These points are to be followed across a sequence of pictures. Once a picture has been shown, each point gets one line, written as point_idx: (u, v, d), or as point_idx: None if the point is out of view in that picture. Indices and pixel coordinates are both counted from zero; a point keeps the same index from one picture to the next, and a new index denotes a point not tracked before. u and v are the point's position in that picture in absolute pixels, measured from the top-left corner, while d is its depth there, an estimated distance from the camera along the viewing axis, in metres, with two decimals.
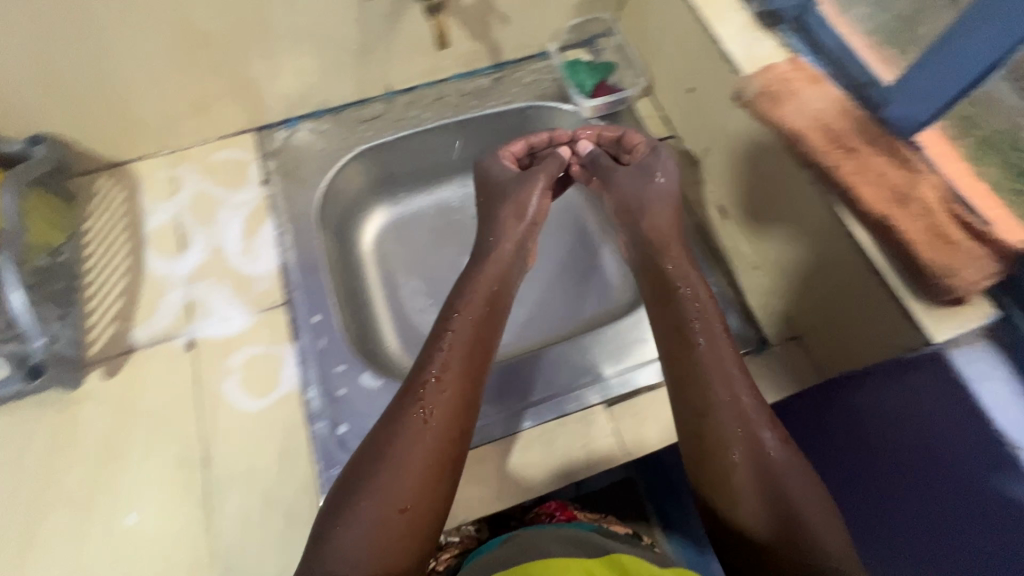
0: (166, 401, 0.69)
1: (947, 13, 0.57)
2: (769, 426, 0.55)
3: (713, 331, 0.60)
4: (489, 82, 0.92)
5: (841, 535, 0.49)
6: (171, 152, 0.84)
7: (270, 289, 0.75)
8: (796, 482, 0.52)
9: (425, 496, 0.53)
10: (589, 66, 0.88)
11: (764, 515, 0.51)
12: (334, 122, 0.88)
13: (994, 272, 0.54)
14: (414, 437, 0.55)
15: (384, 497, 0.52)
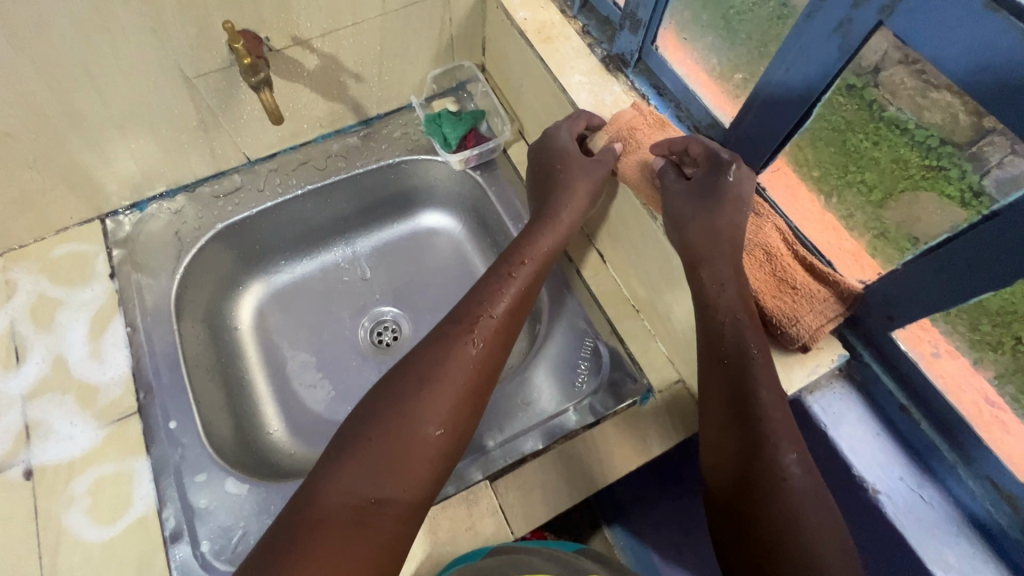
0: (0, 543, 0.61)
1: (762, 59, 0.58)
2: (795, 447, 0.51)
3: (742, 324, 0.56)
4: (357, 140, 0.88)
5: (828, 514, 0.49)
6: (3, 253, 0.76)
7: (121, 395, 0.69)
8: (799, 481, 0.50)
9: (427, 464, 0.54)
10: (456, 116, 0.86)
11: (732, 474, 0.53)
12: (192, 199, 0.82)
13: (836, 315, 0.55)
14: (435, 391, 0.57)
15: (406, 445, 0.54)
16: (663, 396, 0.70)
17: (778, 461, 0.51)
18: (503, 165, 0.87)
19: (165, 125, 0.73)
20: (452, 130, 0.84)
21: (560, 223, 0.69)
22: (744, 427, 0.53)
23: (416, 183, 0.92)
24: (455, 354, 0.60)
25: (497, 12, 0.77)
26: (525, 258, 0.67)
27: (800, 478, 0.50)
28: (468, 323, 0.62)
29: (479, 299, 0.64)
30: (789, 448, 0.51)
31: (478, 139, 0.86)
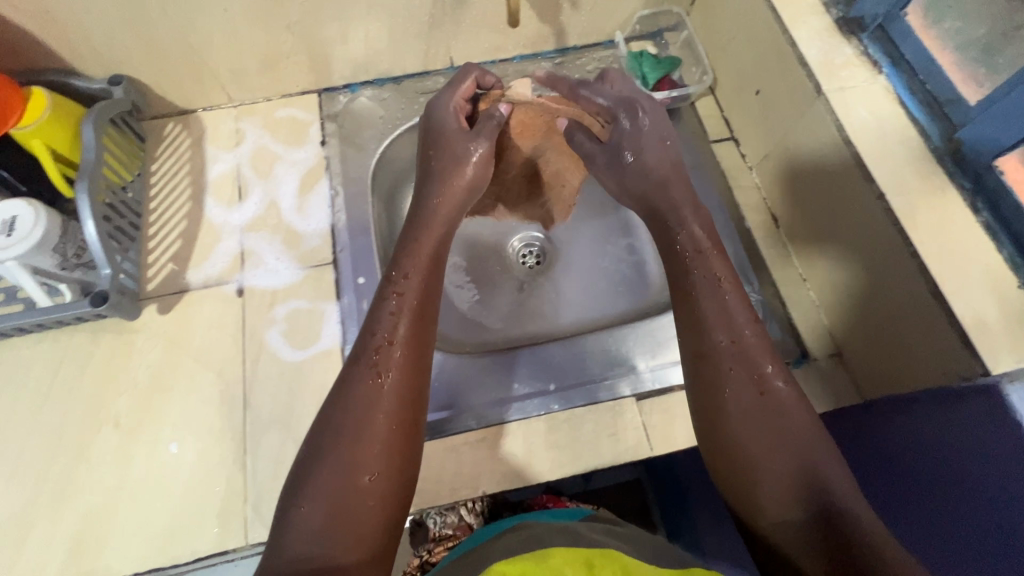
0: (212, 342, 0.71)
1: None
2: (787, 383, 0.53)
3: (739, 336, 0.55)
4: (551, 65, 0.91)
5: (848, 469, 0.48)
6: (237, 105, 0.86)
7: (319, 247, 0.77)
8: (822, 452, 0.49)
9: (394, 455, 0.50)
10: (655, 59, 0.87)
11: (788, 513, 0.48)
12: (396, 91, 0.89)
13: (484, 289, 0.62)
14: (371, 392, 0.51)
15: (348, 493, 0.47)
16: (818, 363, 0.71)
17: (792, 460, 0.49)
18: (689, 116, 0.88)
19: (401, 13, 0.79)
20: (650, 71, 0.86)
21: (451, 187, 0.66)
22: (741, 439, 0.51)
23: None
24: (355, 373, 0.53)
25: None
26: (417, 236, 0.64)
27: (820, 457, 0.49)
28: (366, 359, 0.54)
29: (367, 327, 0.56)
30: (796, 436, 0.50)
31: (671, 86, 0.86)
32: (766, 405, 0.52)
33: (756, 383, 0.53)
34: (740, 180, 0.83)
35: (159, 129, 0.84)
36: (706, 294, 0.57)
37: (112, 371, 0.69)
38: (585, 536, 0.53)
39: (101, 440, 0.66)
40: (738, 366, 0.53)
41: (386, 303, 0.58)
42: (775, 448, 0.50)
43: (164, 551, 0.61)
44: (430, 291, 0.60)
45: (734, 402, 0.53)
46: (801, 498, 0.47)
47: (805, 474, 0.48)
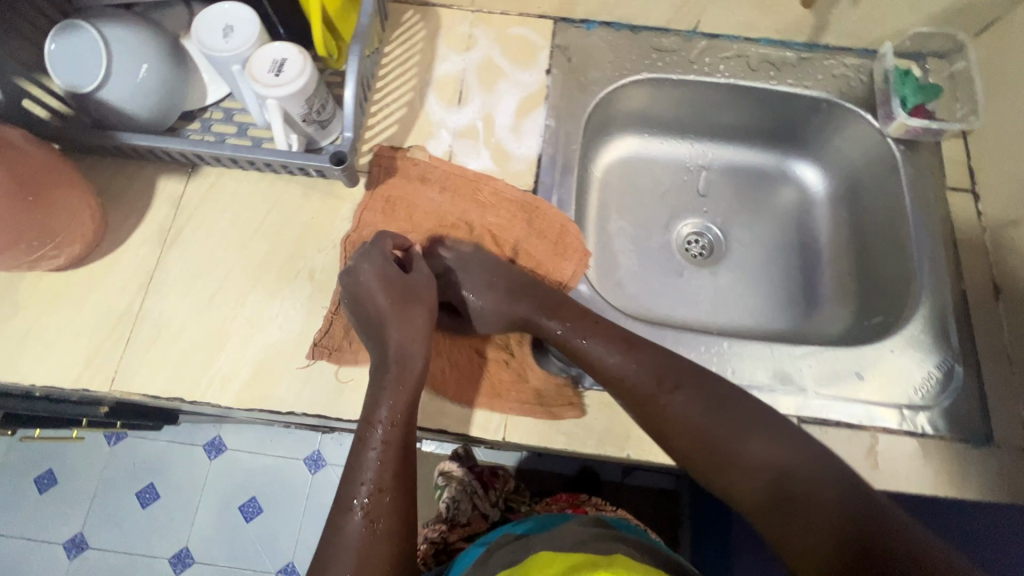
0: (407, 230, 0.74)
1: None
2: (670, 391, 0.61)
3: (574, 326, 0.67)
4: (795, 57, 0.85)
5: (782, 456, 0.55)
6: (475, 10, 0.86)
7: (522, 172, 0.78)
8: (757, 444, 0.56)
9: (393, 523, 0.56)
10: (918, 84, 0.80)
11: (759, 500, 0.55)
12: (630, 40, 0.86)
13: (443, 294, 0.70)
14: (372, 509, 0.56)
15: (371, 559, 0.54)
16: (1000, 452, 0.66)
17: (751, 461, 0.56)
18: (931, 154, 0.80)
19: None
20: (909, 94, 0.79)
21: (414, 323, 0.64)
22: (721, 463, 0.57)
23: (814, 126, 0.89)
24: (349, 498, 0.57)
25: None
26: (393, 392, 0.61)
27: (751, 431, 0.58)
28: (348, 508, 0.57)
29: (348, 486, 0.57)
30: (744, 439, 0.57)
31: (925, 116, 0.79)
32: (694, 431, 0.59)
33: (669, 399, 0.61)
34: (967, 238, 0.76)
35: (401, 13, 0.85)
36: (586, 348, 0.66)
37: (316, 227, 0.73)
38: (528, 546, 0.69)
39: (295, 286, 0.70)
40: (661, 403, 0.61)
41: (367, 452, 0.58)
42: (749, 469, 0.56)
43: (332, 404, 0.65)
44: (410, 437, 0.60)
45: (689, 449, 0.59)
46: (777, 500, 0.54)
47: (774, 472, 0.55)
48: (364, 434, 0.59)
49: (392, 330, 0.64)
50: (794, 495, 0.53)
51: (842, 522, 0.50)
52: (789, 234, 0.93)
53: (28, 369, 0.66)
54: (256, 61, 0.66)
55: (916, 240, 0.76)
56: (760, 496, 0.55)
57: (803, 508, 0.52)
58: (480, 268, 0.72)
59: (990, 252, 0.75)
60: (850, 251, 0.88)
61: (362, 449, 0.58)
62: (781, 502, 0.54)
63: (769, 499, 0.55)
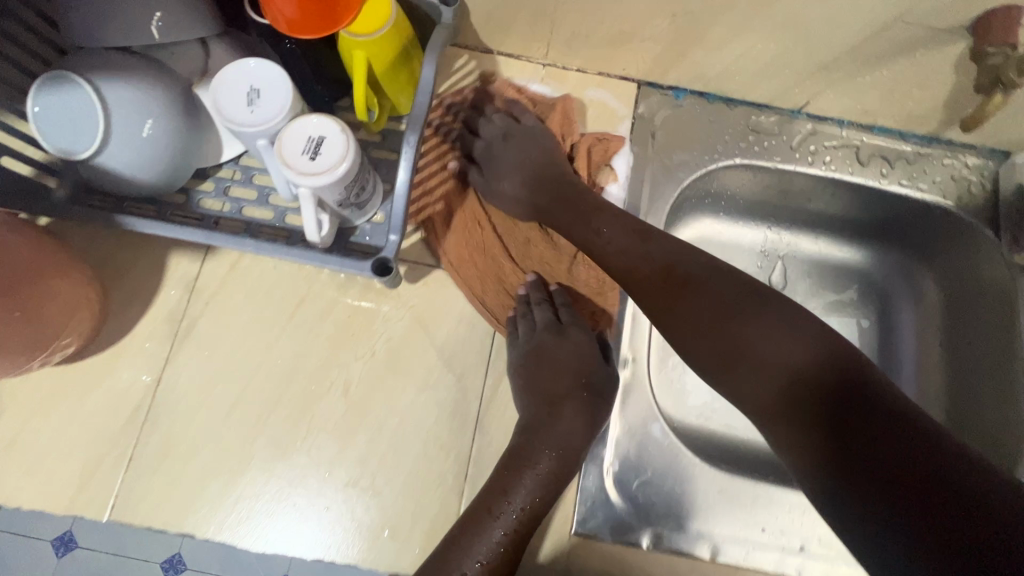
0: (460, 337, 0.64)
1: None
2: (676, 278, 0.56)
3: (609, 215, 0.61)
4: (910, 152, 0.74)
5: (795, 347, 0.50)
6: (548, 66, 0.73)
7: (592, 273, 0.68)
8: (762, 331, 0.51)
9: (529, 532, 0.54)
10: None
11: (776, 390, 0.50)
12: (723, 115, 0.74)
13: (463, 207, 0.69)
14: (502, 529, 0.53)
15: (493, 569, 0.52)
16: None
17: (777, 355, 0.50)
18: None
19: (805, 45, 0.62)
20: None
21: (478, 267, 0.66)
22: (731, 352, 0.53)
23: (919, 228, 0.78)
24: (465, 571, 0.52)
25: None
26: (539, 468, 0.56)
27: (764, 325, 0.52)
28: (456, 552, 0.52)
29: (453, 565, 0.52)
30: (771, 328, 0.51)
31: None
32: (703, 324, 0.54)
33: (667, 303, 0.56)
34: None
35: (460, 63, 0.73)
36: (583, 238, 0.61)
37: (355, 329, 0.63)
38: None
39: (329, 402, 0.60)
40: (668, 307, 0.56)
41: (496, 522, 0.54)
42: (764, 365, 0.51)
43: (365, 553, 0.57)
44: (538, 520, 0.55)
45: (685, 329, 0.55)
46: (794, 396, 0.49)
47: (790, 372, 0.50)
48: (473, 520, 0.54)
49: (553, 426, 0.57)
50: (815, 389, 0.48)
51: (874, 418, 0.45)
52: (869, 343, 0.83)
53: (14, 489, 0.56)
54: (286, 138, 0.54)
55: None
56: (782, 393, 0.50)
57: (832, 401, 0.47)
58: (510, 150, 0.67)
59: None
60: (940, 374, 0.79)
61: (479, 526, 0.53)
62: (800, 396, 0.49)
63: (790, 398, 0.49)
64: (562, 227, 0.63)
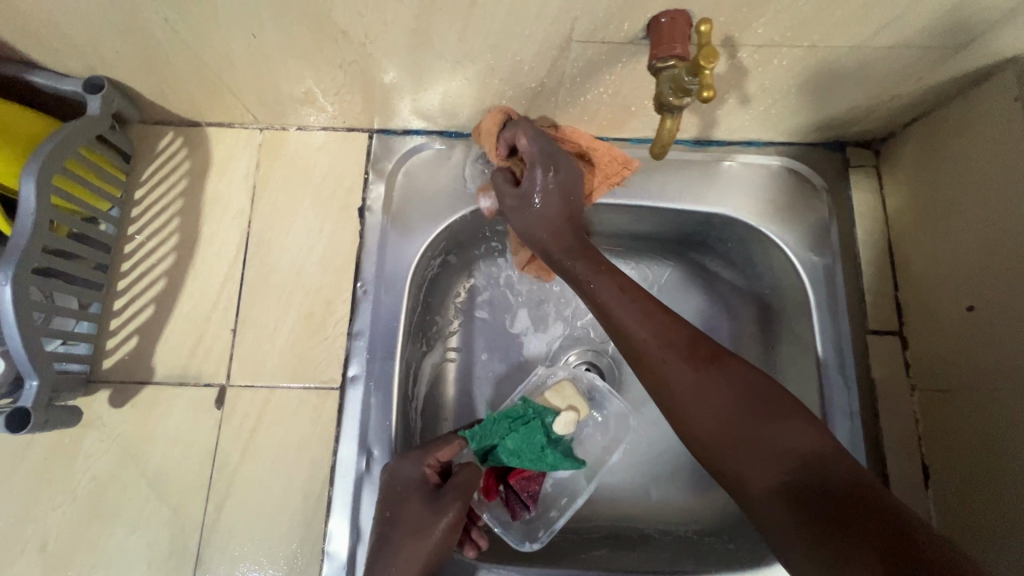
0: (175, 462, 0.57)
1: None
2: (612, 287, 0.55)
3: (606, 296, 0.55)
4: (677, 160, 0.67)
5: (773, 445, 0.47)
6: (262, 128, 0.66)
7: (327, 359, 0.60)
8: (770, 433, 0.47)
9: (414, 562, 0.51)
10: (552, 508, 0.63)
11: (767, 471, 0.46)
12: (468, 153, 0.67)
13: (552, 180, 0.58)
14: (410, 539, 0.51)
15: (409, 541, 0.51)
16: None
17: (736, 381, 0.50)
18: (849, 285, 0.64)
19: (496, 75, 0.55)
20: (525, 458, 0.60)
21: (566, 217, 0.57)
22: (727, 424, 0.49)
23: (725, 238, 0.70)
24: None
25: (1014, 101, 0.50)
26: (409, 526, 0.52)
27: (767, 420, 0.48)
28: (410, 504, 0.53)
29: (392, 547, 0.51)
30: (737, 431, 0.48)
31: (529, 480, 0.64)
32: (694, 408, 0.50)
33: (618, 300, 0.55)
34: (888, 398, 0.61)
35: (158, 139, 0.65)
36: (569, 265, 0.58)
37: (48, 475, 0.55)
38: None
39: (21, 565, 0.53)
40: (675, 359, 0.52)
41: (400, 512, 0.52)
42: (774, 453, 0.47)
43: None
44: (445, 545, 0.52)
45: (730, 455, 0.49)
46: (750, 455, 0.48)
47: (800, 460, 0.46)
48: None
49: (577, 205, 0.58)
50: (818, 455, 0.46)
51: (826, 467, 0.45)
52: None
53: None
54: None
55: (847, 410, 0.61)
56: (781, 485, 0.46)
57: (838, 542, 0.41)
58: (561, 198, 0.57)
59: (919, 421, 0.60)
60: None
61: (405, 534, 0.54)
62: (816, 467, 0.45)
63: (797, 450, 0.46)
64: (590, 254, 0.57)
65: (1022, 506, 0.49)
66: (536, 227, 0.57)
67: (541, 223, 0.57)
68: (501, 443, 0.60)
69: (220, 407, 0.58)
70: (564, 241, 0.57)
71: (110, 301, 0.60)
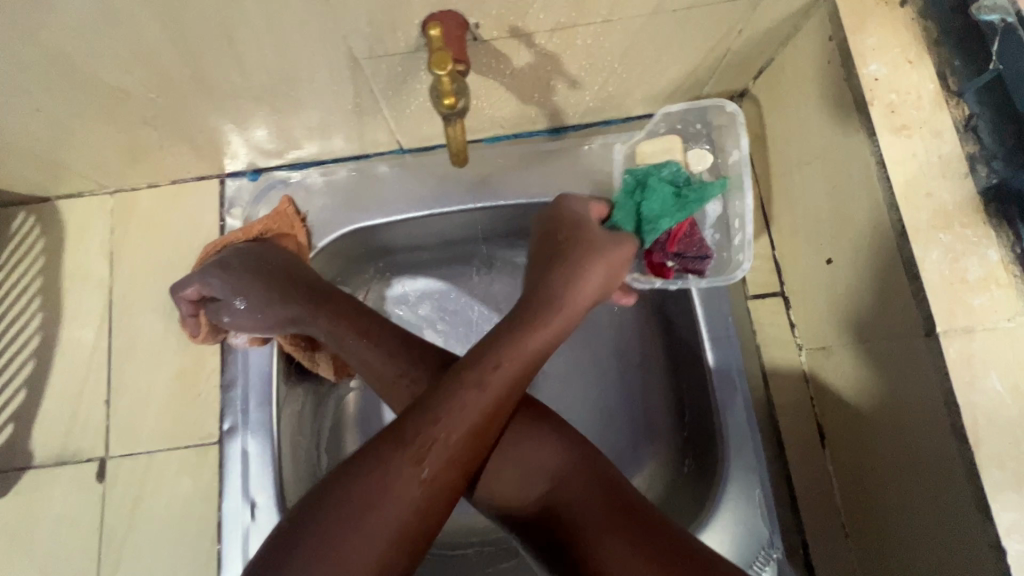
0: (64, 541, 0.57)
1: None
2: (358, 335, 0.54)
3: (348, 343, 0.54)
4: (535, 151, 0.65)
5: (534, 469, 0.49)
6: (111, 192, 0.65)
7: (203, 415, 0.60)
8: (527, 451, 0.49)
9: (447, 457, 0.42)
10: (675, 195, 0.60)
11: (529, 503, 0.49)
12: (322, 181, 0.66)
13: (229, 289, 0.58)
14: (460, 419, 0.43)
15: (442, 448, 0.42)
16: None
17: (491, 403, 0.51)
18: (726, 251, 0.62)
19: (308, 103, 0.53)
20: (652, 219, 0.59)
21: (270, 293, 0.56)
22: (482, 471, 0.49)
23: None
24: (384, 496, 0.40)
25: (830, 41, 0.48)
26: (450, 419, 0.42)
27: (521, 439, 0.49)
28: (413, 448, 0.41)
29: (391, 466, 0.41)
30: (494, 470, 0.49)
31: (688, 242, 0.60)
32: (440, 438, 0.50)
33: (364, 344, 0.54)
34: (777, 362, 0.59)
35: (9, 222, 0.64)
36: (309, 314, 0.56)
37: None
38: None
39: None
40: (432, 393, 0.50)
41: (433, 440, 0.42)
42: (531, 474, 0.49)
43: None
44: (468, 447, 0.43)
45: (491, 477, 0.49)
46: (524, 484, 0.49)
47: (553, 481, 0.49)
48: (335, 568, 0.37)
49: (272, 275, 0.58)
50: (567, 471, 0.49)
51: (579, 480, 0.48)
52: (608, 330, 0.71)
53: None
54: None
55: (736, 383, 0.58)
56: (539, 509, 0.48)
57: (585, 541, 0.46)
58: (245, 276, 0.57)
59: (809, 379, 0.58)
60: None
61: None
62: (563, 483, 0.48)
63: (559, 469, 0.49)
64: (336, 301, 0.56)
65: (899, 460, 0.46)
66: (249, 321, 0.57)
67: (263, 312, 0.57)
68: (635, 206, 0.60)
69: (102, 480, 0.58)
70: (288, 306, 0.56)
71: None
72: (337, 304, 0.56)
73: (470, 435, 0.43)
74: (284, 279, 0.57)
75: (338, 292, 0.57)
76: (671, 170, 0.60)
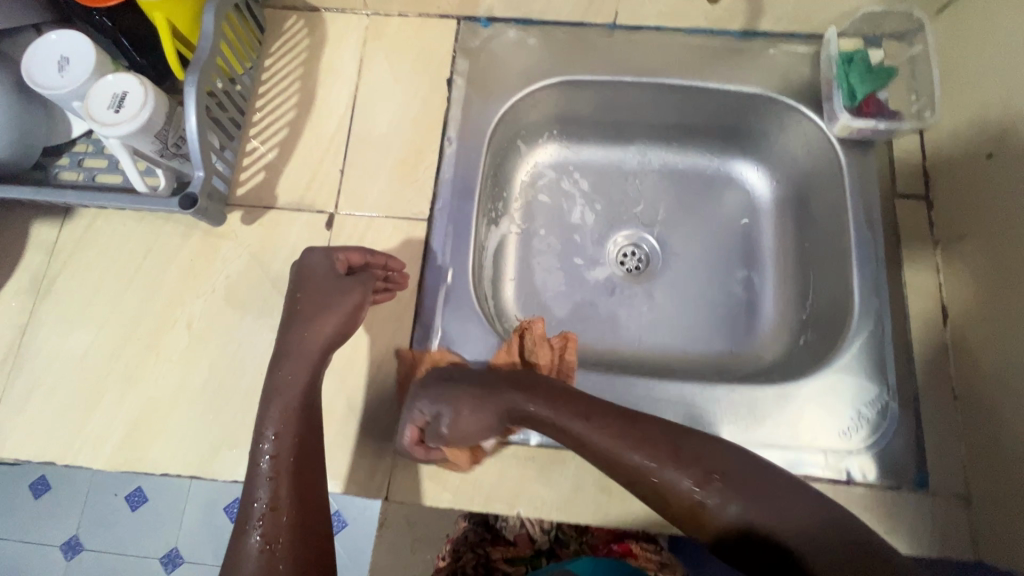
0: None
1: None
2: (576, 417, 0.55)
3: (568, 424, 0.55)
4: (727, 47, 0.76)
5: (768, 522, 0.46)
6: (369, 14, 0.79)
7: (418, 197, 0.72)
8: (754, 510, 0.47)
9: (714, 462, 0.50)
10: (870, 69, 0.71)
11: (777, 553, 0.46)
12: (541, 38, 0.78)
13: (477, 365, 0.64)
14: (711, 446, 0.51)
15: (720, 462, 0.50)
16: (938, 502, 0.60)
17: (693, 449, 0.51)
18: (880, 156, 0.71)
19: None
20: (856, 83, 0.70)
21: (463, 403, 0.58)
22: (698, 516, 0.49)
23: (762, 119, 0.78)
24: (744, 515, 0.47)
25: None
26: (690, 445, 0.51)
27: (742, 496, 0.48)
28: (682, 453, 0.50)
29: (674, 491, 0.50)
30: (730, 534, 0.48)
31: (877, 108, 0.71)
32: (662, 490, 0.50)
33: (582, 425, 0.54)
34: (913, 252, 0.68)
35: (283, 20, 0.78)
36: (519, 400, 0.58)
37: (194, 270, 0.69)
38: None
39: (173, 335, 0.67)
40: (656, 460, 0.50)
41: (685, 458, 0.50)
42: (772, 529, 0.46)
43: (211, 459, 0.63)
44: (716, 460, 0.50)
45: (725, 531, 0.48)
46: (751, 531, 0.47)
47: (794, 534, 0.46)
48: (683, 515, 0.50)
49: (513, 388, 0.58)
50: (811, 528, 0.45)
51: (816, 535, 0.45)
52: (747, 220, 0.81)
53: None
54: (92, 94, 0.61)
55: (871, 260, 0.68)
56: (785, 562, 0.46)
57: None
58: (431, 401, 0.59)
59: (941, 269, 0.67)
60: (800, 264, 0.78)
61: (255, 467, 0.55)
62: (803, 537, 0.45)
63: (789, 527, 0.46)
64: (550, 393, 0.57)
65: None
66: (468, 426, 0.58)
67: (479, 417, 0.58)
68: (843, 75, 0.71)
69: (330, 228, 0.70)
70: (497, 398, 0.58)
71: (243, 144, 0.74)
72: (541, 394, 0.57)
73: (703, 448, 0.51)
74: (489, 380, 0.60)
75: (538, 376, 0.59)
76: (861, 55, 0.72)
